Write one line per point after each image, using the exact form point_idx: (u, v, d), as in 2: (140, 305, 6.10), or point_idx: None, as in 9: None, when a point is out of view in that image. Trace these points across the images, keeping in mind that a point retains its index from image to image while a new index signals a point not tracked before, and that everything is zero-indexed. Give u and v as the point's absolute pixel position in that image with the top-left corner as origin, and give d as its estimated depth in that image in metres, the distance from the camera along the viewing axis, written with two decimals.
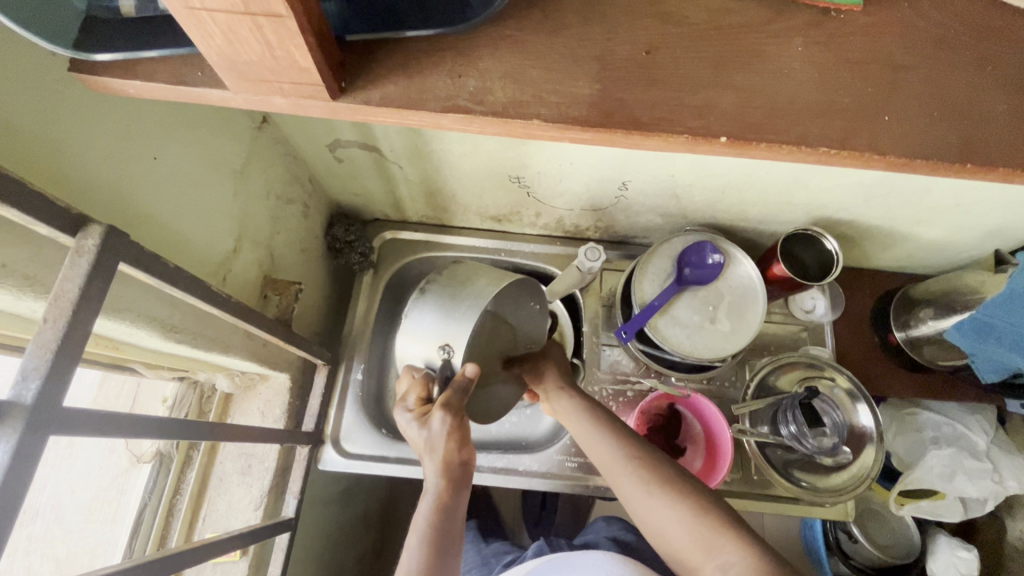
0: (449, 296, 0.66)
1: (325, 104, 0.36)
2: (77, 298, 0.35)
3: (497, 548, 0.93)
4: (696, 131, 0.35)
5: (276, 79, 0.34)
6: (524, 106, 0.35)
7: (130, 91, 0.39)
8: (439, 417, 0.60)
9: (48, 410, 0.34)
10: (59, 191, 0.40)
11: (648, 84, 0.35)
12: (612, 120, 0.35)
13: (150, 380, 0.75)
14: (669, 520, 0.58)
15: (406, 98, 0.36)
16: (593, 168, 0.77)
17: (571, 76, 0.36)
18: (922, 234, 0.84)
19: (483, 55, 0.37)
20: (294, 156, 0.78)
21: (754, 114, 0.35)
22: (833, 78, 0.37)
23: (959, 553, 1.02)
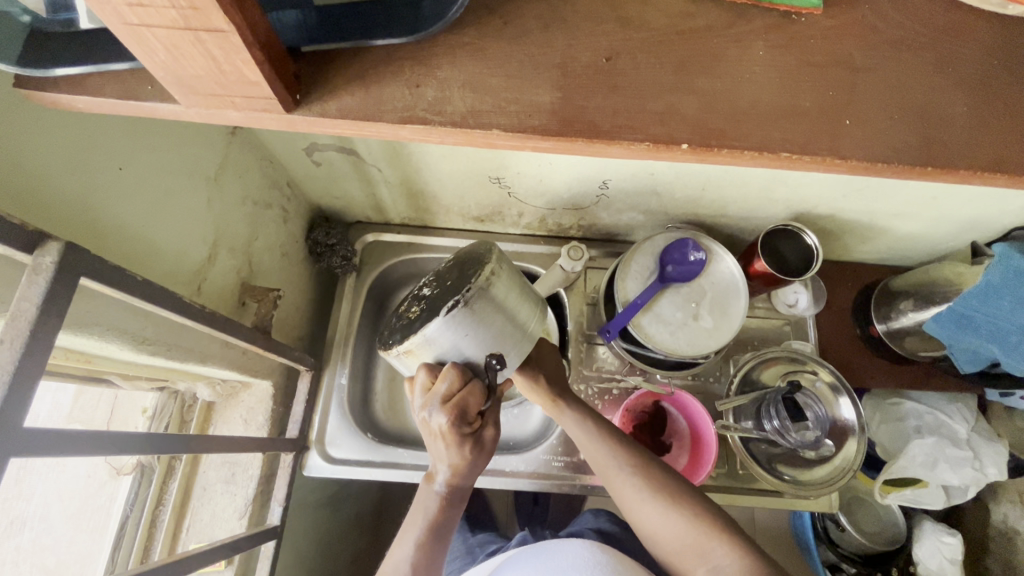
0: (509, 321, 0.50)
1: (281, 117, 0.36)
2: (34, 317, 0.34)
3: (481, 539, 0.93)
4: (658, 137, 0.34)
5: (228, 93, 0.34)
6: (486, 116, 0.35)
7: (80, 106, 0.38)
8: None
9: (7, 432, 0.33)
10: (12, 209, 0.39)
11: (608, 90, 0.35)
12: (575, 128, 0.34)
13: (127, 392, 0.74)
14: (661, 523, 0.60)
15: (364, 110, 0.35)
16: (571, 168, 0.76)
17: (532, 84, 0.35)
18: (899, 228, 0.85)
19: (442, 63, 0.36)
20: (269, 161, 0.77)
21: (717, 120, 0.35)
22: (796, 80, 0.37)
23: (944, 538, 1.03)
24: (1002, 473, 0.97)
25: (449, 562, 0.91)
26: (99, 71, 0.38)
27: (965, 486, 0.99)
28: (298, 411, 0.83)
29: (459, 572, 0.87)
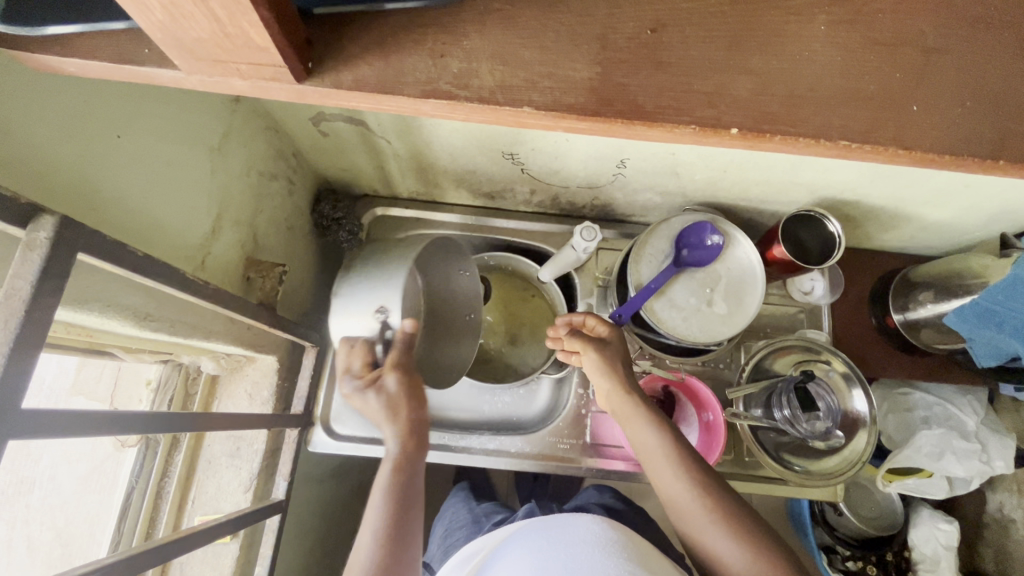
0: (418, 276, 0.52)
1: (291, 87, 0.33)
2: (29, 297, 0.32)
3: (487, 508, 0.93)
4: (706, 120, 0.32)
5: (234, 59, 0.31)
6: (515, 92, 0.32)
7: (73, 69, 0.36)
8: (393, 377, 0.73)
9: (3, 417, 0.31)
10: (4, 179, 0.37)
11: (653, 67, 0.32)
12: (614, 107, 0.32)
13: (131, 364, 0.73)
14: (727, 551, 0.56)
15: (381, 81, 0.33)
16: (590, 146, 0.73)
17: (569, 57, 0.32)
18: (926, 216, 0.82)
19: (469, 31, 0.33)
20: (275, 131, 0.74)
21: (769, 103, 0.32)
22: (861, 60, 0.34)
23: (940, 525, 1.05)
24: (1010, 466, 0.97)
25: (453, 530, 0.91)
26: (92, 32, 0.35)
27: (970, 478, 0.99)
28: (303, 387, 0.82)
29: (464, 540, 0.86)
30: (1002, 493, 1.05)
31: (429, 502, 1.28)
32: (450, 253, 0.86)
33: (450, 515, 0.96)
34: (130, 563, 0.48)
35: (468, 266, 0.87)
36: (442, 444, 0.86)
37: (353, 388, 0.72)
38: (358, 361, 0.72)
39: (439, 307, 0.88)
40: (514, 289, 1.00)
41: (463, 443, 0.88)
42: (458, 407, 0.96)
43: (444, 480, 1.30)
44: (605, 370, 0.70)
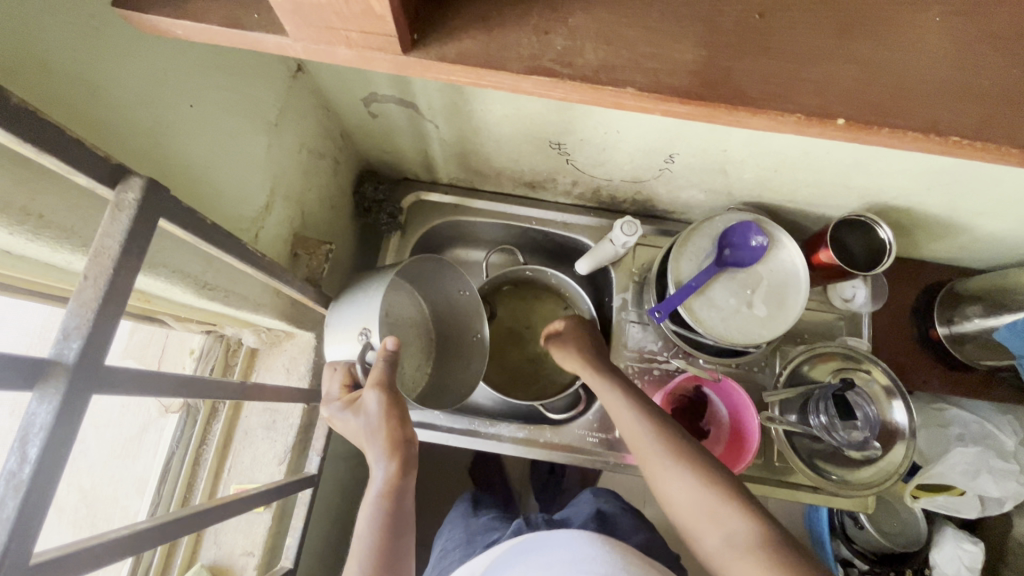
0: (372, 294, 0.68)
1: (395, 58, 0.34)
2: (118, 255, 0.33)
3: (485, 523, 0.87)
4: (812, 111, 0.32)
5: (346, 27, 0.32)
6: (620, 72, 0.32)
7: (177, 32, 0.37)
8: (371, 397, 0.60)
9: (91, 370, 0.32)
10: (95, 139, 0.38)
11: (760, 52, 0.33)
12: (723, 90, 0.32)
13: (177, 332, 0.75)
14: (679, 487, 0.61)
15: (488, 56, 0.33)
16: (640, 138, 0.73)
17: (676, 40, 0.33)
18: (981, 227, 0.80)
19: (573, 9, 0.34)
20: (326, 109, 0.75)
21: (873, 94, 0.32)
22: (966, 56, 0.34)
23: (964, 546, 1.01)
24: None
25: (449, 551, 0.85)
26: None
27: (1003, 500, 0.95)
28: None
29: (459, 562, 0.81)
30: None
31: (445, 489, 1.29)
32: (439, 273, 0.81)
33: (447, 534, 0.91)
34: (164, 531, 0.46)
35: (465, 284, 0.81)
36: (471, 429, 0.86)
37: (332, 410, 0.65)
38: (341, 377, 0.67)
39: (449, 329, 0.86)
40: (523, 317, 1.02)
41: (492, 430, 0.87)
42: (484, 394, 0.96)
43: (461, 468, 1.30)
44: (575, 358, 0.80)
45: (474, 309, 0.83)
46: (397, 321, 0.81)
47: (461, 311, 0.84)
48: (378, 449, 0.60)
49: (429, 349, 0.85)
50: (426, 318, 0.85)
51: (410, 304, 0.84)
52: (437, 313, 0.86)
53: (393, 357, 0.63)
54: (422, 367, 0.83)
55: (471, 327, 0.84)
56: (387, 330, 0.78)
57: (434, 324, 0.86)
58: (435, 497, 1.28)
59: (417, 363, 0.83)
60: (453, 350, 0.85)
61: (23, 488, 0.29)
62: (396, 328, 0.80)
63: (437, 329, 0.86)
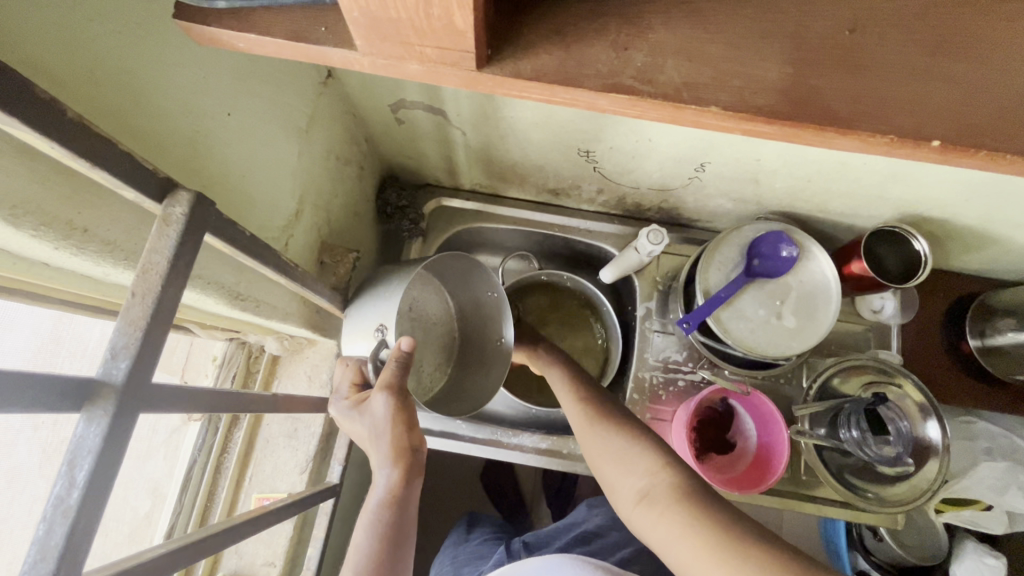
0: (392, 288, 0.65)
1: (466, 73, 0.34)
2: (165, 272, 0.32)
3: (479, 549, 0.85)
4: (906, 132, 0.31)
5: (421, 42, 0.31)
6: (704, 90, 0.32)
7: (239, 44, 0.37)
8: (380, 400, 0.58)
9: (137, 392, 0.31)
10: (139, 150, 0.37)
11: (849, 70, 0.32)
12: (805, 110, 0.32)
13: (201, 339, 0.74)
14: (598, 443, 0.61)
15: (563, 72, 0.33)
16: (672, 147, 0.71)
17: (760, 55, 0.32)
18: (1017, 239, 0.78)
19: (654, 23, 0.33)
20: (353, 115, 0.74)
21: (978, 112, 0.32)
22: None
23: (986, 560, 0.96)
24: None
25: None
26: (262, 7, 0.35)
27: None
28: None
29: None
30: None
31: (459, 497, 1.27)
32: (467, 272, 0.80)
33: (440, 563, 0.88)
34: (189, 552, 0.44)
35: (492, 286, 0.79)
36: (494, 439, 0.85)
37: (342, 407, 0.63)
38: (353, 373, 0.65)
39: (473, 330, 0.84)
40: (545, 301, 0.99)
41: (514, 440, 0.86)
42: (504, 403, 0.95)
43: (475, 476, 1.29)
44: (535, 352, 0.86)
45: (497, 309, 0.81)
46: (422, 318, 0.80)
47: (484, 309, 0.82)
48: (382, 454, 0.59)
49: (450, 349, 0.83)
50: (450, 318, 0.84)
51: (437, 301, 0.82)
52: (464, 310, 0.84)
53: (405, 360, 0.59)
54: (442, 367, 0.82)
55: (494, 329, 0.82)
56: (410, 327, 0.77)
57: (459, 324, 0.84)
58: (448, 505, 1.27)
59: (437, 363, 0.82)
60: (475, 350, 0.84)
61: (72, 514, 0.28)
62: (420, 326, 0.79)
63: (461, 330, 0.85)
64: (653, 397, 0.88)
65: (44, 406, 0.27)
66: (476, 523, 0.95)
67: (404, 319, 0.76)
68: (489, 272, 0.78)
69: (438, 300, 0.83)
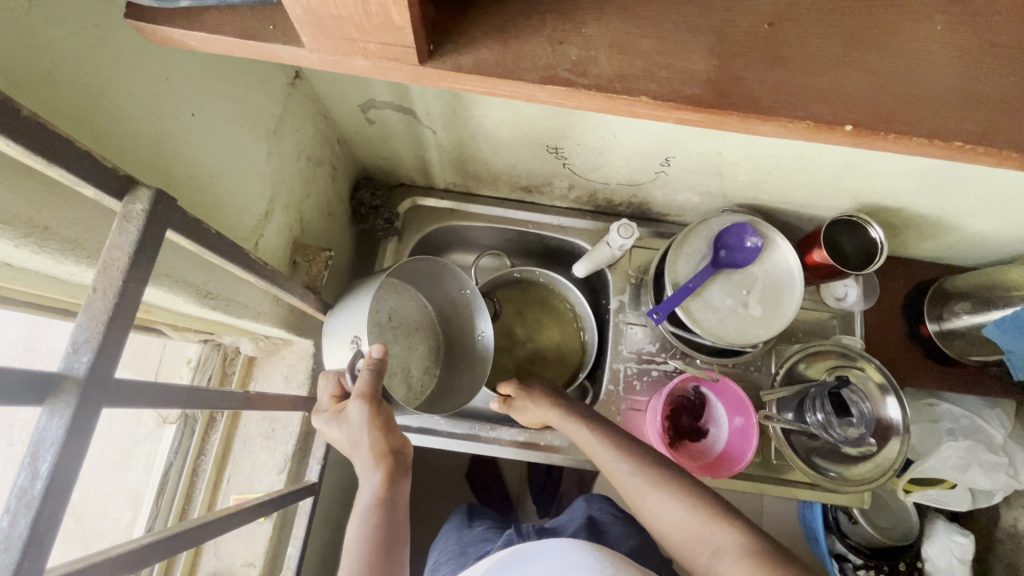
0: (362, 294, 0.66)
1: (410, 68, 0.35)
2: (127, 267, 0.33)
3: (479, 535, 0.86)
4: (822, 117, 0.34)
5: (362, 38, 0.32)
6: (632, 80, 0.34)
7: (192, 43, 0.37)
8: (356, 407, 0.59)
9: (101, 384, 0.32)
10: (102, 150, 0.38)
11: (770, 61, 0.34)
12: (729, 99, 0.34)
13: (174, 342, 0.74)
14: (664, 508, 0.62)
15: (501, 64, 0.35)
16: (637, 142, 0.73)
17: (688, 46, 0.34)
18: (967, 225, 0.82)
19: (587, 19, 0.35)
20: (324, 116, 0.75)
21: (889, 100, 0.34)
22: (971, 64, 0.36)
23: (955, 538, 1.00)
24: None
25: (442, 564, 0.84)
26: (215, 6, 0.36)
27: (994, 491, 0.94)
28: None
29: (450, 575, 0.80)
30: (1018, 509, 0.99)
31: (444, 495, 1.28)
32: (440, 274, 0.80)
33: (442, 545, 0.90)
34: (165, 546, 0.45)
35: (466, 284, 0.79)
36: (472, 434, 0.86)
37: (321, 420, 0.63)
38: (332, 386, 0.65)
39: (455, 329, 0.85)
40: (522, 298, 1.01)
41: (493, 434, 0.87)
42: (483, 397, 0.96)
43: (459, 473, 1.30)
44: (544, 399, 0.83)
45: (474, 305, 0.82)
46: (403, 325, 0.80)
47: (463, 308, 0.83)
48: (365, 460, 0.59)
49: (436, 350, 0.84)
50: (431, 320, 0.84)
51: (416, 307, 0.83)
52: (443, 311, 0.85)
53: (378, 366, 0.60)
54: (430, 370, 0.83)
55: (475, 327, 0.83)
56: (393, 335, 0.79)
57: (440, 324, 0.85)
58: (433, 504, 1.27)
59: (425, 365, 0.82)
60: (459, 349, 0.85)
61: (36, 504, 0.28)
62: (402, 331, 0.80)
63: (444, 330, 0.86)
64: (628, 387, 0.90)
65: (6, 399, 0.27)
66: (475, 514, 0.95)
67: (385, 329, 0.77)
68: (460, 272, 0.79)
69: (419, 305, 0.84)
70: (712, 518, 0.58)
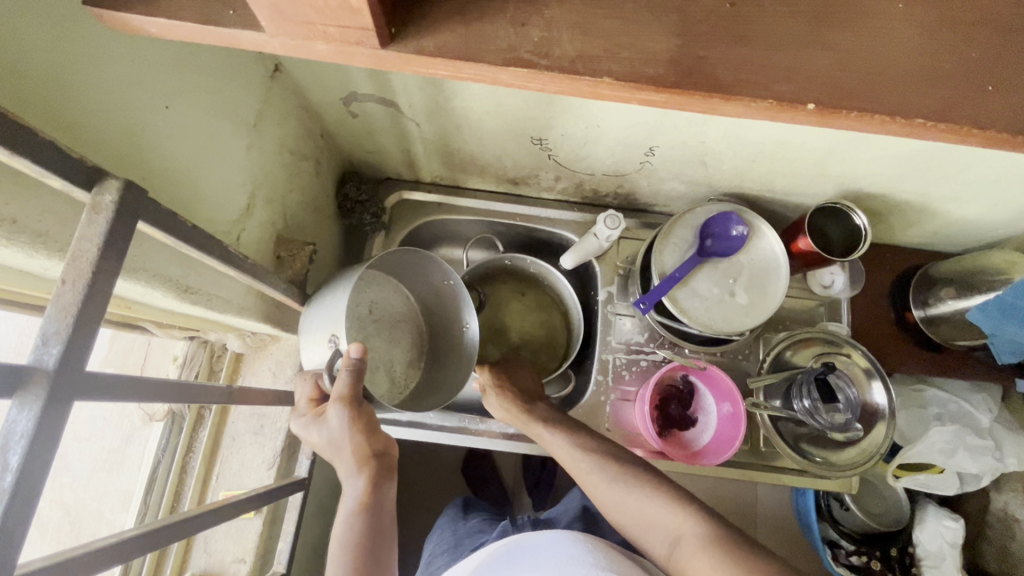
0: (334, 286, 0.64)
1: (373, 52, 0.36)
2: (96, 259, 0.33)
3: (476, 527, 0.86)
4: (784, 95, 0.35)
5: (323, 21, 0.33)
6: (596, 61, 0.35)
7: (153, 29, 0.37)
8: (336, 412, 0.57)
9: (71, 375, 0.32)
10: (70, 141, 0.38)
11: (734, 41, 0.36)
12: (691, 79, 0.35)
13: (160, 339, 0.74)
14: (627, 501, 0.64)
15: (464, 48, 0.35)
16: (620, 132, 0.73)
17: (650, 29, 0.35)
18: (950, 211, 0.82)
19: (549, 2, 0.36)
20: (306, 110, 0.74)
21: (847, 78, 0.36)
22: (928, 46, 0.37)
23: (945, 522, 0.99)
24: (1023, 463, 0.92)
25: (437, 555, 0.84)
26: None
27: (980, 474, 0.94)
28: None
29: (446, 566, 0.80)
30: (1007, 493, 1.00)
31: (439, 490, 1.28)
32: (421, 264, 0.80)
33: (437, 536, 0.90)
34: (158, 537, 0.46)
35: (447, 273, 0.79)
36: (462, 426, 0.86)
37: (300, 423, 0.63)
38: (310, 387, 0.64)
39: (439, 321, 0.85)
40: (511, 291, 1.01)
41: (483, 427, 0.87)
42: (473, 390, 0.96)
43: (453, 468, 1.30)
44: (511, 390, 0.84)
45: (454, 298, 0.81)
46: (384, 317, 0.80)
47: (445, 300, 0.83)
48: (347, 462, 0.59)
49: (420, 343, 0.84)
50: (415, 313, 0.84)
51: (400, 300, 0.83)
52: (427, 303, 0.85)
53: (358, 367, 0.57)
54: (414, 364, 0.83)
55: (457, 319, 0.83)
56: (374, 329, 0.79)
57: (424, 317, 0.85)
58: (428, 499, 1.27)
59: (409, 359, 0.82)
60: (443, 343, 0.85)
61: (5, 496, 0.28)
62: (384, 324, 0.80)
63: (428, 323, 0.86)
64: (617, 377, 0.90)
65: None
66: (469, 507, 0.95)
67: (365, 322, 0.77)
68: (439, 260, 0.79)
69: (402, 297, 0.83)
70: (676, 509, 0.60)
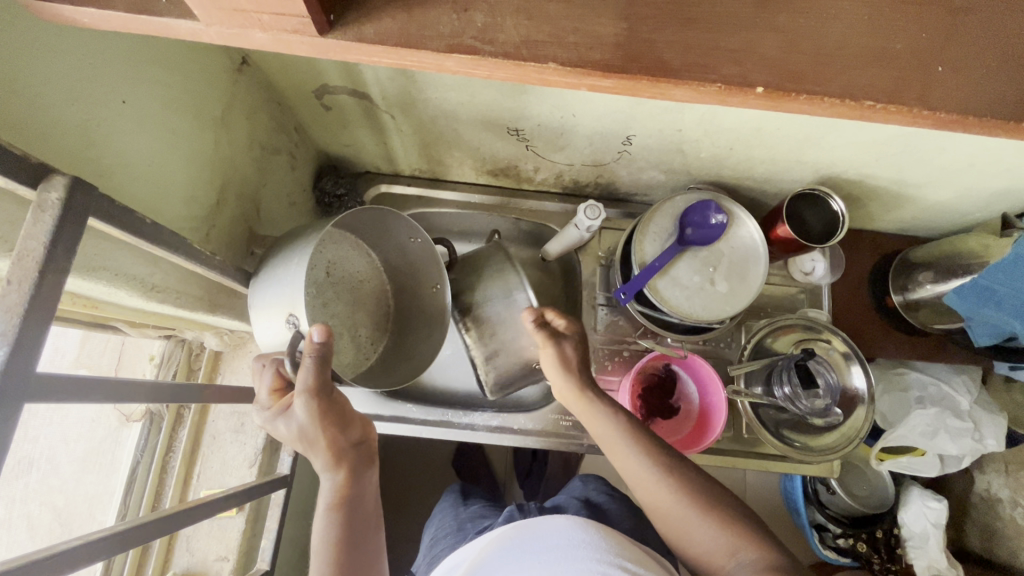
0: (289, 254, 0.60)
1: (312, 40, 0.35)
2: (43, 258, 0.33)
3: (473, 513, 0.86)
4: (732, 80, 0.35)
5: (257, 9, 0.32)
6: (541, 47, 0.35)
7: (86, 20, 0.36)
8: (301, 404, 0.54)
9: (20, 377, 0.31)
10: (10, 138, 0.37)
11: (679, 24, 0.35)
12: (637, 63, 0.35)
13: (134, 338, 0.73)
14: (688, 523, 0.59)
15: (406, 34, 0.35)
16: (595, 121, 0.73)
17: (596, 13, 0.35)
18: (926, 196, 0.82)
19: None
20: (277, 104, 0.73)
21: (799, 60, 0.36)
22: (879, 24, 0.37)
23: (928, 503, 0.99)
24: (1001, 444, 0.92)
25: (440, 538, 0.85)
26: None
27: (962, 456, 0.95)
28: None
29: (450, 549, 0.80)
30: (989, 473, 1.01)
31: (429, 482, 1.29)
32: (383, 223, 0.75)
33: (439, 521, 0.90)
34: (141, 533, 0.46)
35: (415, 233, 0.75)
36: (444, 418, 0.86)
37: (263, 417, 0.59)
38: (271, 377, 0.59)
39: (405, 283, 0.83)
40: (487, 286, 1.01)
41: (465, 419, 0.87)
42: (458, 382, 0.96)
43: (442, 462, 1.30)
44: (565, 367, 0.72)
45: (431, 260, 0.79)
46: (343, 280, 0.78)
47: (415, 262, 0.81)
48: (323, 459, 0.57)
49: (384, 306, 0.83)
50: (378, 271, 0.82)
51: (360, 259, 0.80)
52: (391, 263, 0.82)
53: (322, 354, 0.54)
54: (379, 331, 0.82)
55: (428, 281, 0.81)
56: (334, 291, 0.76)
57: (388, 278, 0.83)
58: (417, 492, 1.28)
59: (374, 325, 0.81)
60: (411, 306, 0.83)
61: None
62: (344, 287, 0.78)
63: (393, 282, 0.84)
64: (600, 366, 0.90)
65: None
66: (467, 494, 0.95)
67: (323, 288, 0.75)
68: (407, 220, 0.74)
69: (365, 257, 0.81)
70: (738, 535, 0.57)
